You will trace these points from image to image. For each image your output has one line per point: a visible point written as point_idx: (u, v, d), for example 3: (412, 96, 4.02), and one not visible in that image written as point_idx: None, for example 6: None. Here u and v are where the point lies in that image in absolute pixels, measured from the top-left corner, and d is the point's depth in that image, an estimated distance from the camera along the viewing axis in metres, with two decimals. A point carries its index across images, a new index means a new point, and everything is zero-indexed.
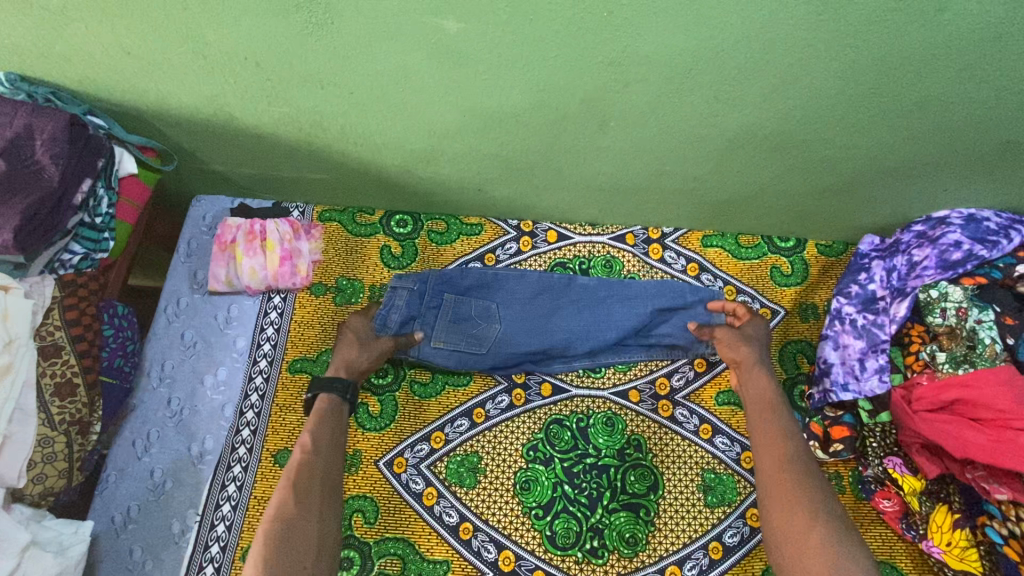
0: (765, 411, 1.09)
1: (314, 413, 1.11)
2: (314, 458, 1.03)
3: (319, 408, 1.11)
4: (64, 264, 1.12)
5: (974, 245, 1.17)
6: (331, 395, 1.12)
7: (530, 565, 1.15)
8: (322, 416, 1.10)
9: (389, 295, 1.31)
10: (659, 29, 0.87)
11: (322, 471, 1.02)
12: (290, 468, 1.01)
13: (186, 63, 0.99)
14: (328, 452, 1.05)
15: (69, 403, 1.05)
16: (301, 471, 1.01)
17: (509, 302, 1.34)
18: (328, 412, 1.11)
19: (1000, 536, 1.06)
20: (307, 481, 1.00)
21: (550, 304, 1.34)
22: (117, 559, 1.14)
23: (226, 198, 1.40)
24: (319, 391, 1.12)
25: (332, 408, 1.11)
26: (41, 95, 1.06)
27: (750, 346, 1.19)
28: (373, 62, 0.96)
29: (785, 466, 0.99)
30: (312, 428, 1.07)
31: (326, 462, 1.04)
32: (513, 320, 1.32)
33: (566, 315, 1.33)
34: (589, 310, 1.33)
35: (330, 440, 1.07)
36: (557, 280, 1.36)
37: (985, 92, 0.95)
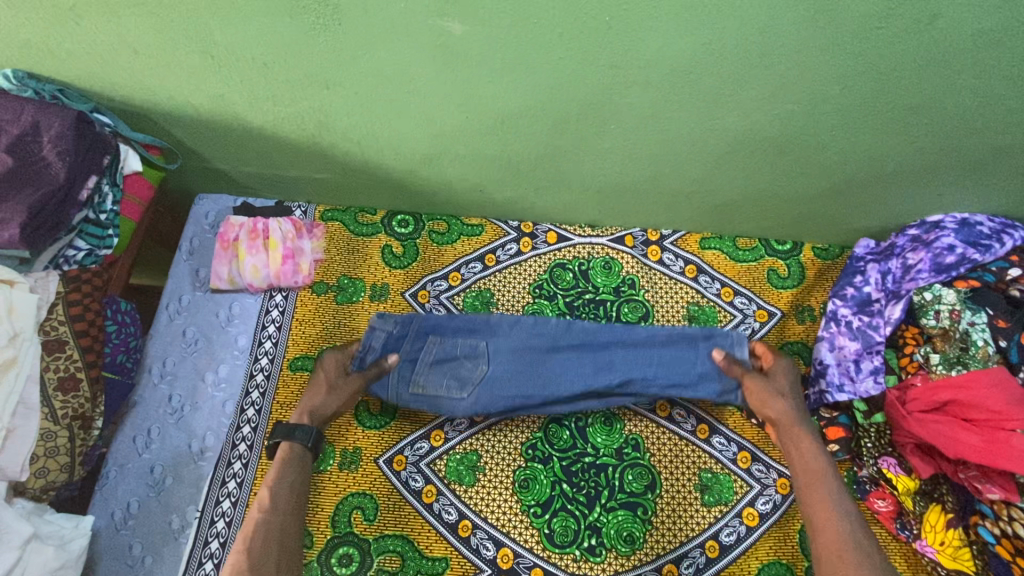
0: (812, 474, 1.04)
1: (273, 467, 1.09)
2: (268, 518, 1.01)
3: (278, 463, 1.09)
4: (68, 260, 1.12)
5: (967, 249, 1.18)
6: (290, 444, 1.10)
7: (528, 563, 1.16)
8: (278, 473, 1.07)
9: (369, 335, 1.26)
10: (660, 33, 0.88)
11: (281, 532, 1.00)
12: (247, 528, 0.99)
13: (193, 62, 1.00)
14: (288, 508, 1.03)
15: (72, 397, 1.06)
16: (255, 534, 0.98)
17: (501, 343, 1.27)
18: (288, 467, 1.08)
19: (992, 535, 1.07)
20: (259, 545, 0.97)
21: (547, 348, 1.27)
22: (116, 555, 1.14)
23: (228, 197, 1.41)
24: (279, 440, 1.10)
25: (289, 461, 1.09)
26: (49, 91, 1.07)
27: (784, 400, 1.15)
28: (378, 63, 0.97)
29: (842, 538, 0.94)
30: (267, 485, 1.05)
31: (285, 521, 1.02)
32: (503, 361, 1.26)
33: (565, 359, 1.26)
34: (590, 357, 1.26)
35: (286, 497, 1.04)
36: (554, 324, 1.29)
37: (977, 98, 0.97)
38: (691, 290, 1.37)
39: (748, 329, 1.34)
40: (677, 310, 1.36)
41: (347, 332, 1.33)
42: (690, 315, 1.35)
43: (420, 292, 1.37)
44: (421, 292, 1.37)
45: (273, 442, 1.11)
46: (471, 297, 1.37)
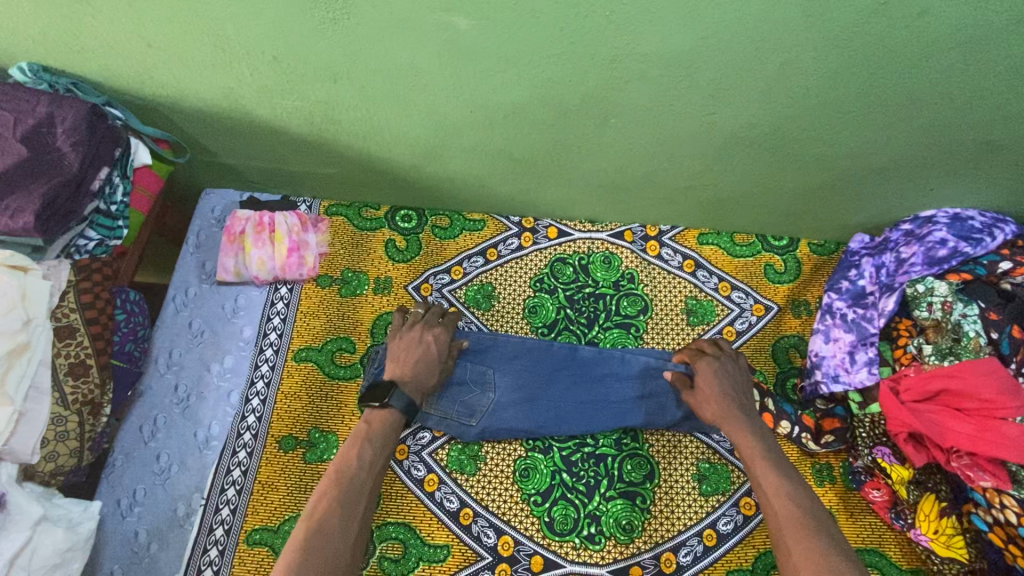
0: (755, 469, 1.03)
1: (364, 424, 1.11)
2: (359, 474, 1.03)
3: (374, 421, 1.11)
4: (80, 249, 1.16)
5: (959, 242, 1.21)
6: (401, 414, 1.12)
7: (528, 550, 1.18)
8: (370, 431, 1.09)
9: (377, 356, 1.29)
10: (658, 28, 0.91)
11: (366, 491, 1.02)
12: (338, 476, 1.02)
13: (204, 56, 1.03)
14: (376, 470, 1.06)
15: (82, 383, 1.08)
16: (346, 483, 1.01)
17: (508, 369, 1.29)
18: (383, 430, 1.10)
19: (985, 523, 1.09)
20: (348, 493, 0.99)
21: (546, 375, 1.29)
22: (122, 541, 1.16)
23: (234, 192, 1.44)
24: (395, 407, 1.11)
25: (383, 422, 1.11)
26: (63, 85, 1.10)
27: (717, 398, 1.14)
28: (385, 56, 1.00)
29: (791, 532, 0.93)
30: (363, 441, 1.07)
31: (372, 481, 1.04)
32: (509, 388, 1.27)
33: (564, 387, 1.28)
34: (586, 387, 1.28)
35: (377, 458, 1.07)
36: (558, 347, 1.31)
37: (966, 93, 0.99)
38: (689, 285, 1.39)
39: (745, 323, 1.36)
40: (675, 303, 1.38)
41: (351, 324, 1.35)
42: (688, 308, 1.38)
43: (423, 285, 1.39)
44: (423, 286, 1.39)
45: (385, 406, 1.11)
46: (473, 291, 1.39)
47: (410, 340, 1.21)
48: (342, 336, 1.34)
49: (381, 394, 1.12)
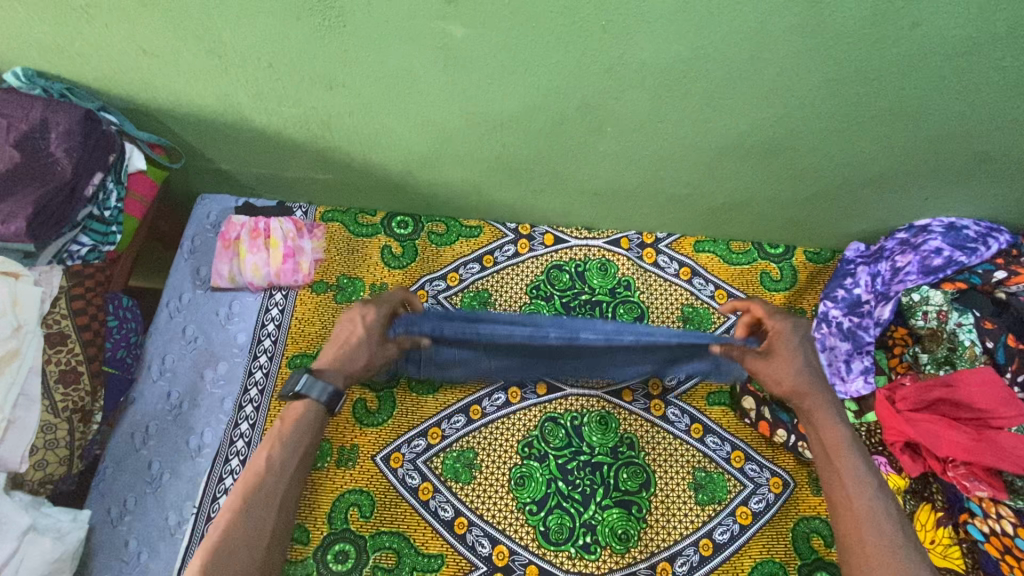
0: (832, 454, 1.05)
1: (281, 420, 1.09)
2: (269, 478, 1.03)
3: (288, 418, 1.09)
4: (72, 255, 1.14)
5: (954, 252, 1.21)
6: (317, 401, 1.09)
7: (524, 560, 1.17)
8: (286, 430, 1.07)
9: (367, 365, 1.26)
10: (653, 38, 0.91)
11: (281, 493, 1.03)
12: (246, 482, 1.02)
13: (199, 62, 1.03)
14: (288, 470, 1.05)
15: (73, 390, 1.07)
16: (255, 489, 1.01)
17: (495, 359, 1.18)
18: (297, 431, 1.08)
19: (981, 533, 1.09)
20: (255, 501, 1.00)
21: (548, 354, 1.17)
22: (113, 550, 1.14)
23: (230, 198, 1.44)
24: (312, 393, 1.08)
25: (298, 416, 1.09)
26: (57, 90, 1.09)
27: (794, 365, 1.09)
28: (381, 64, 1.00)
29: (862, 519, 0.97)
30: (274, 442, 1.06)
31: (285, 483, 1.04)
32: (500, 374, 1.22)
33: (572, 367, 1.20)
34: (592, 369, 1.22)
35: (292, 456, 1.06)
36: (555, 335, 1.12)
37: (959, 104, 1.00)
38: (686, 292, 1.39)
39: None
40: (672, 311, 1.38)
41: None
42: (684, 316, 1.37)
43: (418, 292, 1.39)
44: (419, 292, 1.39)
45: (302, 392, 1.08)
46: (469, 298, 1.39)
47: (343, 327, 1.16)
48: None
49: (301, 378, 1.09)
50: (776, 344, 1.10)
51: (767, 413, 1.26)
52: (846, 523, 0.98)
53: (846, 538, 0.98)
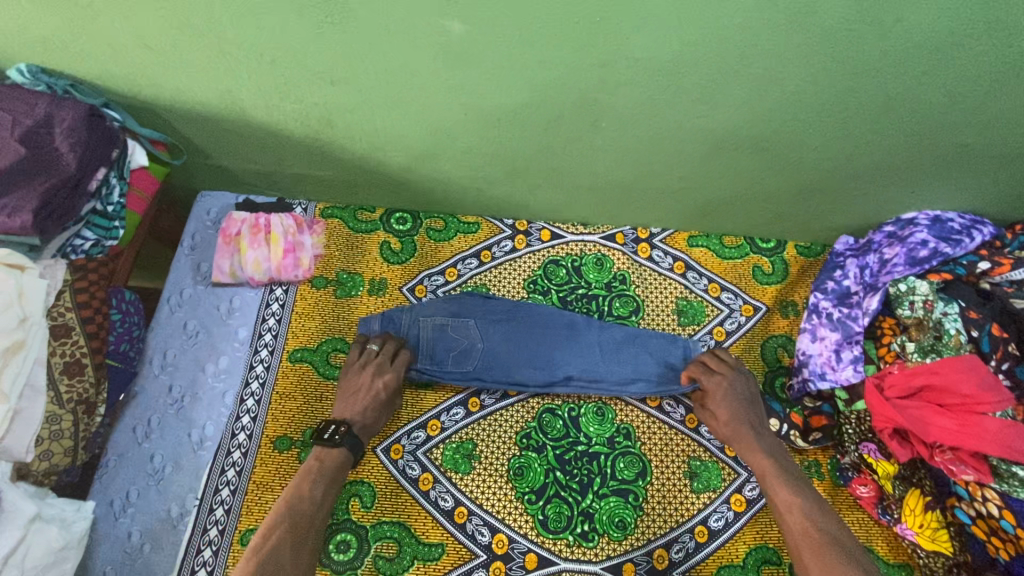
0: (767, 484, 1.13)
1: (316, 460, 1.14)
2: (308, 509, 1.07)
3: (325, 457, 1.14)
4: (75, 249, 1.15)
5: (939, 243, 1.24)
6: (349, 454, 1.15)
7: (523, 548, 1.19)
8: (322, 467, 1.13)
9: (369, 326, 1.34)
10: (646, 34, 0.94)
11: (314, 529, 1.06)
12: (283, 515, 1.05)
13: (202, 59, 1.05)
14: (321, 506, 1.08)
15: (77, 381, 1.09)
16: (294, 520, 1.04)
17: (487, 325, 1.35)
18: (333, 469, 1.13)
19: (968, 516, 1.12)
20: (297, 530, 1.03)
21: (538, 347, 1.34)
22: (116, 542, 1.16)
23: (230, 195, 1.45)
24: (347, 445, 1.15)
25: (333, 460, 1.14)
26: (61, 86, 1.11)
27: (735, 408, 1.21)
28: (381, 60, 1.02)
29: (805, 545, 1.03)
30: (314, 476, 1.11)
31: (318, 518, 1.07)
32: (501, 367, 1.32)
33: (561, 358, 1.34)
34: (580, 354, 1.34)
35: (328, 492, 1.10)
36: (533, 378, 1.31)
37: (941, 98, 1.03)
38: (680, 285, 1.42)
39: (734, 323, 1.39)
40: (667, 304, 1.41)
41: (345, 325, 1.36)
42: (678, 309, 1.40)
43: (417, 287, 1.41)
44: (418, 287, 1.41)
45: (337, 444, 1.15)
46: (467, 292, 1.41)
47: (360, 380, 1.23)
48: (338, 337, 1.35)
49: (334, 431, 1.16)
50: (712, 396, 1.24)
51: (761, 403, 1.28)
52: (802, 550, 1.03)
53: (806, 568, 1.01)
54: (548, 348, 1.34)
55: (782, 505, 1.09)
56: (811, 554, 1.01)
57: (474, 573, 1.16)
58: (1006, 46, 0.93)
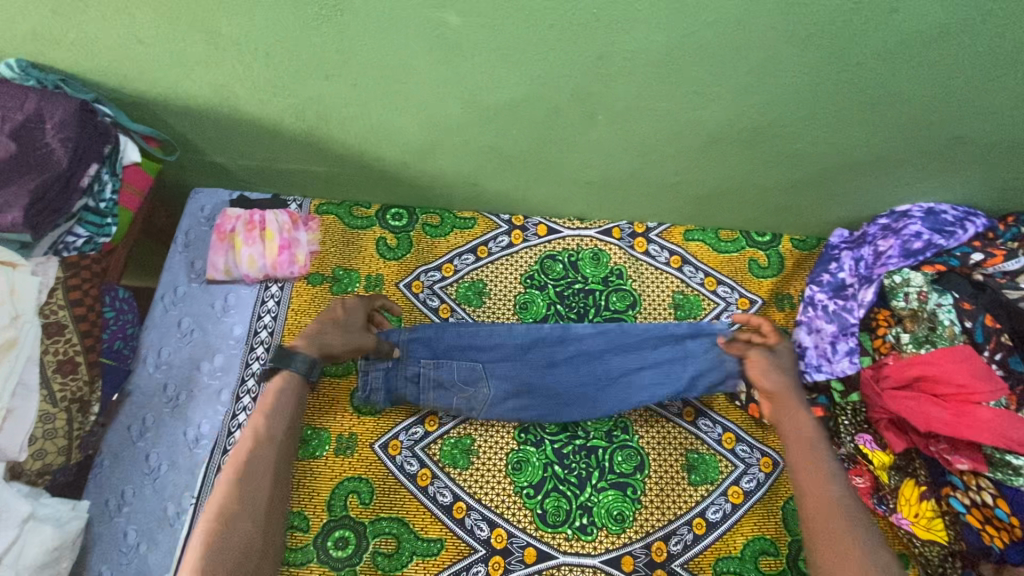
0: (805, 449, 1.12)
1: (266, 396, 1.17)
2: (264, 448, 1.11)
3: (271, 392, 1.17)
4: (68, 246, 1.14)
5: (933, 235, 1.25)
6: (297, 372, 1.19)
7: (522, 542, 1.19)
8: (271, 405, 1.15)
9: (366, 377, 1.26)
10: (643, 26, 0.94)
11: (274, 463, 1.11)
12: (244, 451, 1.10)
13: (196, 52, 1.04)
14: (281, 442, 1.13)
15: (71, 380, 1.08)
16: (245, 463, 1.08)
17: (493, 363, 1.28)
18: (282, 402, 1.16)
19: (962, 505, 1.12)
20: (246, 475, 1.07)
21: (548, 342, 1.30)
22: (112, 542, 1.15)
23: (224, 191, 1.44)
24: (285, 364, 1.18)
25: (279, 393, 1.17)
26: (52, 81, 1.10)
27: (783, 373, 1.21)
28: (377, 53, 1.01)
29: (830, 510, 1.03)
30: (263, 413, 1.14)
31: (278, 453, 1.12)
32: (503, 380, 1.27)
33: (561, 371, 1.28)
34: (587, 365, 1.29)
35: (282, 426, 1.14)
36: (549, 330, 1.31)
37: (935, 90, 1.04)
38: (676, 280, 1.42)
39: (731, 316, 1.40)
40: (663, 298, 1.41)
41: None
42: (675, 303, 1.40)
43: (414, 283, 1.40)
44: (415, 283, 1.41)
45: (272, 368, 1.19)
46: (464, 288, 1.41)
47: (320, 314, 1.26)
48: None
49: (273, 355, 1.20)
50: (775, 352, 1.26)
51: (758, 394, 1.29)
52: (815, 512, 1.04)
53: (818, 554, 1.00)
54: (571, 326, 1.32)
55: (804, 471, 1.09)
56: (823, 517, 1.03)
57: (473, 568, 1.16)
58: (999, 38, 0.93)
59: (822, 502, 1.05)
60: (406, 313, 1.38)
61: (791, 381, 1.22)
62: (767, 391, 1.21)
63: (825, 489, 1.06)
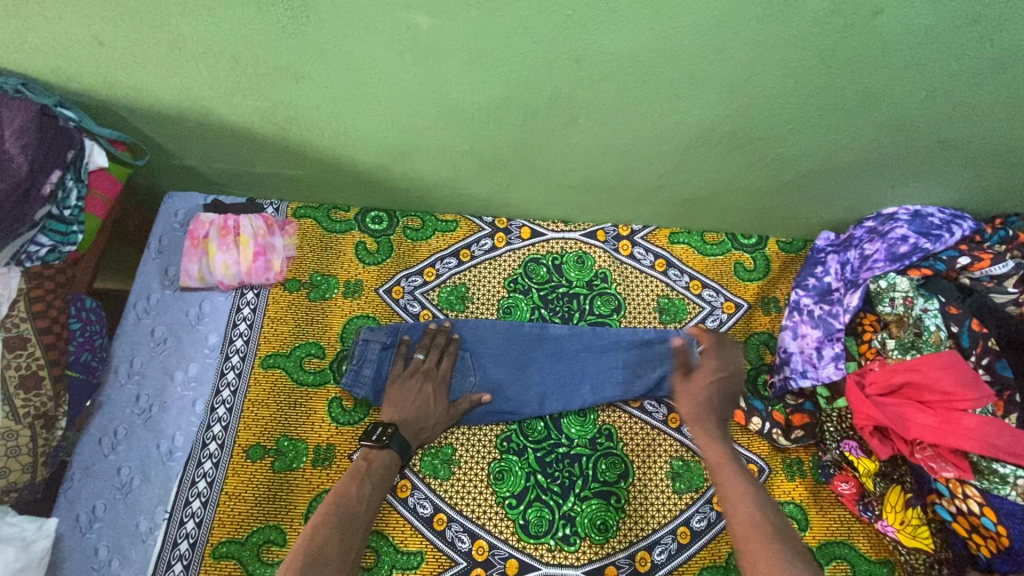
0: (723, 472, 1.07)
1: (364, 461, 1.14)
2: (358, 506, 1.06)
3: (373, 458, 1.14)
4: (30, 256, 1.11)
5: (919, 239, 1.23)
6: (396, 456, 1.15)
7: (503, 554, 1.17)
8: (370, 468, 1.12)
9: (362, 351, 1.29)
10: (620, 28, 0.91)
11: (358, 524, 1.04)
12: (327, 506, 1.05)
13: (159, 55, 1.00)
14: (369, 504, 1.08)
15: (34, 396, 1.04)
16: (343, 514, 1.04)
17: (482, 355, 1.31)
18: (378, 467, 1.13)
19: (949, 513, 1.11)
20: (347, 524, 1.03)
21: (531, 339, 1.33)
22: (81, 559, 1.12)
23: (198, 195, 1.40)
24: (392, 446, 1.15)
25: (380, 462, 1.13)
26: (12, 85, 1.05)
27: (710, 388, 1.15)
28: (347, 55, 0.98)
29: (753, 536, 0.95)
30: (364, 476, 1.11)
31: (363, 515, 1.06)
32: (490, 369, 1.30)
33: (543, 365, 1.31)
34: (565, 362, 1.31)
35: (374, 492, 1.10)
36: (530, 328, 1.34)
37: (920, 92, 1.02)
38: (661, 284, 1.40)
39: (716, 320, 1.38)
40: (648, 302, 1.39)
41: (319, 330, 1.33)
42: (660, 307, 1.38)
43: (394, 288, 1.37)
44: (394, 289, 1.37)
45: (384, 444, 1.14)
46: (446, 292, 1.38)
47: (408, 386, 1.23)
48: (311, 342, 1.32)
49: (382, 431, 1.15)
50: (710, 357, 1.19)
51: (743, 401, 1.28)
52: (746, 542, 0.95)
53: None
54: (551, 326, 1.35)
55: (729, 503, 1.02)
56: (748, 548, 0.94)
57: None
58: (985, 40, 0.91)
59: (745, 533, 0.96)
60: (386, 319, 1.35)
61: (716, 406, 1.14)
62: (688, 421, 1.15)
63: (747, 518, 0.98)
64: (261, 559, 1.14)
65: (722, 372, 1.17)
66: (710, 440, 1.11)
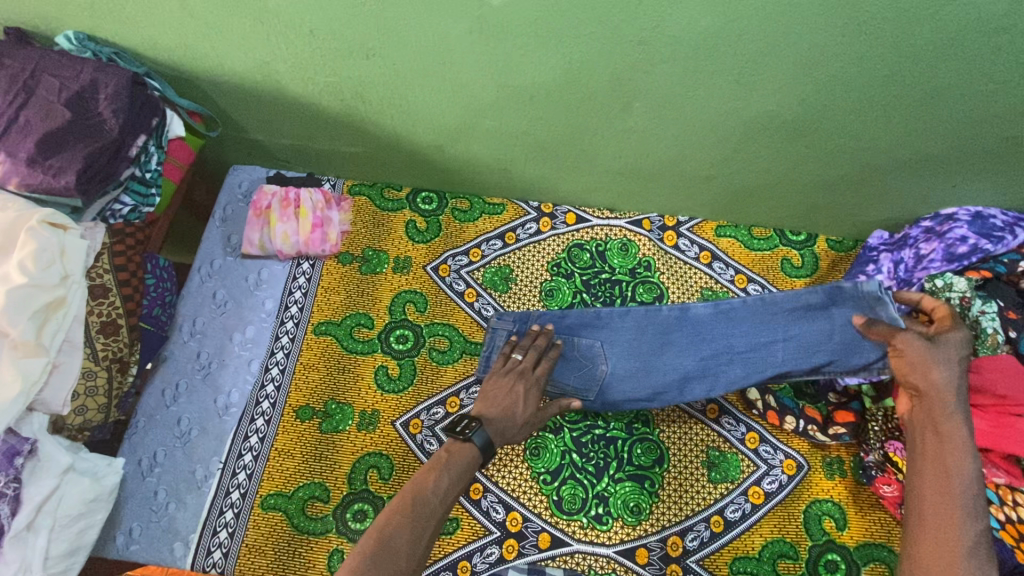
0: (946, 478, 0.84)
1: (446, 452, 1.02)
2: (431, 502, 0.95)
3: (455, 452, 1.02)
4: (114, 214, 1.19)
5: (980, 239, 1.21)
6: (477, 454, 1.03)
7: (537, 527, 1.19)
8: (450, 461, 1.00)
9: (490, 338, 1.31)
10: (684, 11, 0.93)
11: (426, 522, 0.93)
12: (399, 496, 0.95)
13: (242, 28, 1.06)
14: (442, 499, 0.96)
15: (113, 340, 1.13)
16: (415, 507, 0.93)
17: (619, 342, 1.28)
18: (456, 464, 1.00)
19: (997, 521, 1.09)
20: (418, 520, 0.92)
21: (672, 319, 1.28)
22: (142, 499, 1.19)
23: (261, 168, 1.48)
24: (473, 440, 1.03)
25: (462, 458, 1.01)
26: (106, 54, 1.14)
27: (949, 372, 0.90)
28: (418, 31, 1.02)
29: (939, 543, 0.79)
30: (440, 469, 0.99)
31: (433, 512, 0.94)
32: (623, 357, 1.28)
33: (681, 347, 1.26)
34: (704, 343, 1.25)
35: (452, 488, 0.98)
36: (668, 311, 1.28)
37: (991, 85, 1.00)
38: (705, 276, 1.40)
39: None
40: (691, 294, 1.39)
41: (369, 302, 1.38)
42: (703, 298, 1.38)
43: (441, 266, 1.42)
44: (442, 266, 1.42)
45: (467, 436, 1.03)
46: (490, 273, 1.41)
47: (503, 382, 1.16)
48: (360, 312, 1.37)
49: (467, 424, 1.05)
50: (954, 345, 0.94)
51: (773, 401, 1.27)
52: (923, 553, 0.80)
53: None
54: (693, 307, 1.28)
55: (928, 510, 0.82)
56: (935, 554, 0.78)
57: (487, 549, 1.17)
58: None
59: (945, 532, 0.79)
60: (461, 324, 1.37)
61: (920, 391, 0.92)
62: (921, 391, 0.91)
63: (945, 511, 0.81)
64: (305, 513, 1.19)
65: (955, 355, 0.93)
66: (953, 429, 0.87)
